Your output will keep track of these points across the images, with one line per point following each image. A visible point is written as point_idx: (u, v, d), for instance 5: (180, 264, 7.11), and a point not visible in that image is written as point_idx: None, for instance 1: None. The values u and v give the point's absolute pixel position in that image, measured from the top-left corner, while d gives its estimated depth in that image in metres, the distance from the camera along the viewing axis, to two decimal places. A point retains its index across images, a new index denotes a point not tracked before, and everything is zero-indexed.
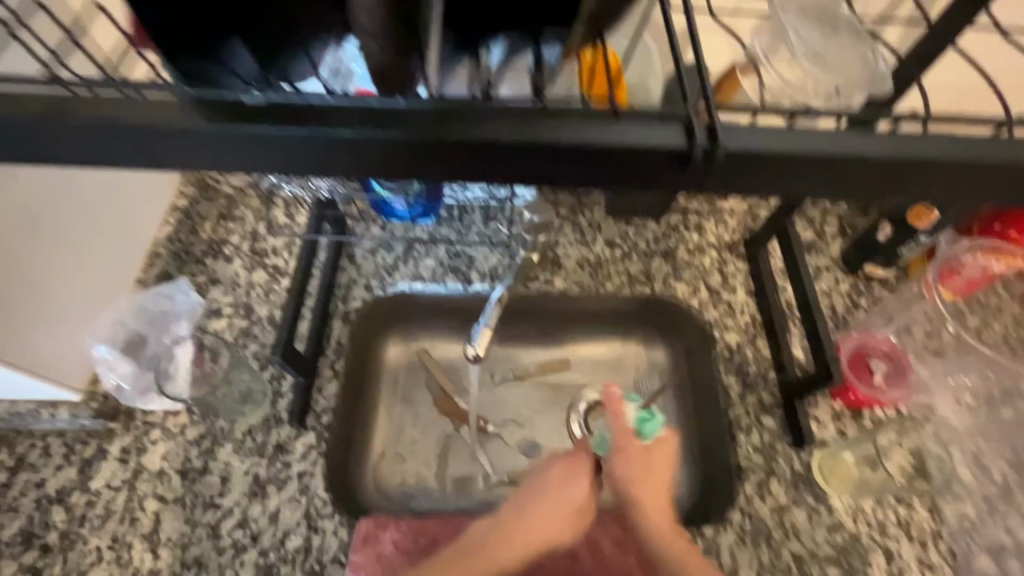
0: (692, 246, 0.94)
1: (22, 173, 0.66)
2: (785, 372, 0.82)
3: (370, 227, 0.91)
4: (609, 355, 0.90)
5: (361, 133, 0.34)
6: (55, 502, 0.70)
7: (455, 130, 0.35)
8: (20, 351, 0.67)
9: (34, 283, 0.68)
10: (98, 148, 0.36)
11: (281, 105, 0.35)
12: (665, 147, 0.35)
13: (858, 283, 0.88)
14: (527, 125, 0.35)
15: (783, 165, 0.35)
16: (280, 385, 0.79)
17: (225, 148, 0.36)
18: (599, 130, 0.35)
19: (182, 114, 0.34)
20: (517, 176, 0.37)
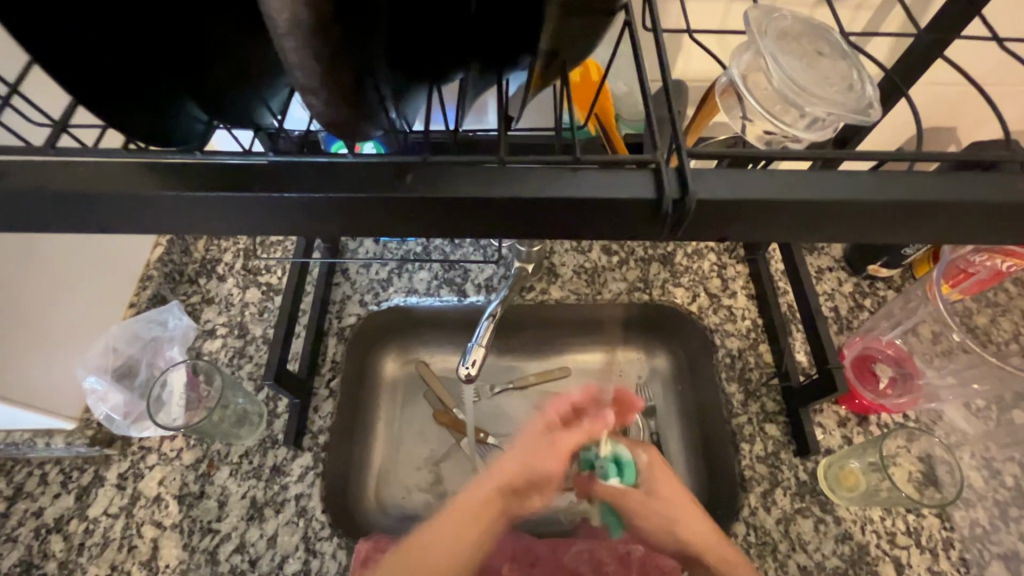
0: (690, 251, 0.92)
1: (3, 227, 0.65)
2: (789, 378, 0.80)
3: (363, 242, 0.91)
4: (610, 362, 0.90)
5: (321, 194, 0.34)
6: (53, 531, 0.70)
7: (410, 186, 0.34)
8: (19, 388, 0.67)
9: (26, 317, 0.68)
10: (50, 212, 0.34)
11: (240, 169, 0.35)
12: (639, 199, 0.34)
13: (861, 284, 0.87)
14: (486, 179, 0.34)
15: (759, 212, 0.34)
16: (276, 406, 0.78)
17: (181, 212, 0.35)
18: (565, 181, 0.34)
19: (137, 179, 0.34)
20: (490, 229, 0.36)
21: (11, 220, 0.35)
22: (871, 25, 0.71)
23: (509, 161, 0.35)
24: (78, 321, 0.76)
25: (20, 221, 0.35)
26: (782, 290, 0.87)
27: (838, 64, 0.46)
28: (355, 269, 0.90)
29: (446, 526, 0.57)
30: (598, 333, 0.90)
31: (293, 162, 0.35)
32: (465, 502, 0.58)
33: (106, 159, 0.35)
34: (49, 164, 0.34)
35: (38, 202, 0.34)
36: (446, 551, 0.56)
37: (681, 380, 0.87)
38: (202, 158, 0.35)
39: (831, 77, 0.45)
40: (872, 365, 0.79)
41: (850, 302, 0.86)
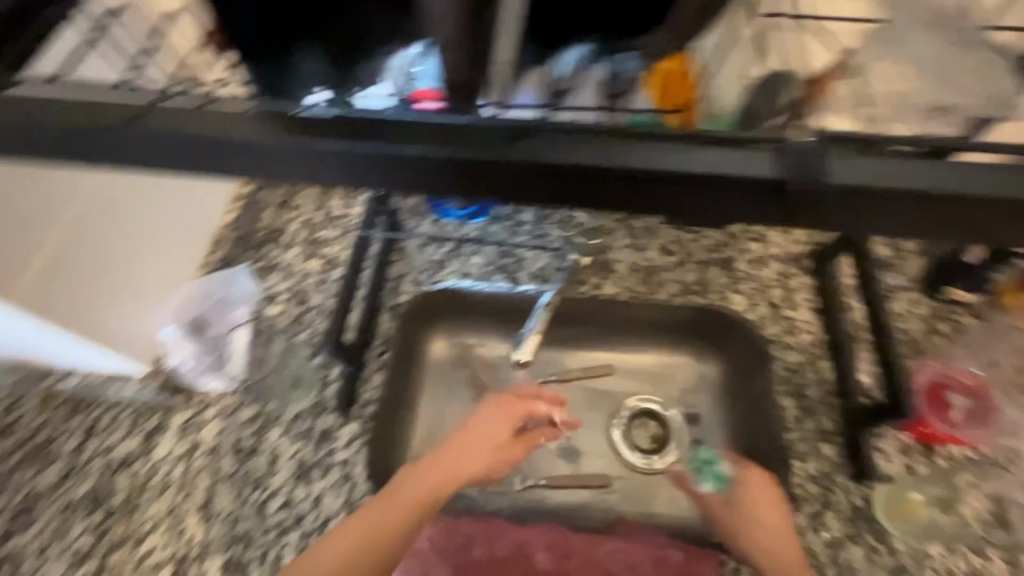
0: (754, 257, 0.89)
1: (87, 189, 0.69)
2: (849, 398, 0.75)
3: (421, 222, 0.91)
4: (656, 365, 0.87)
5: (430, 152, 0.35)
6: (120, 468, 0.75)
7: (521, 149, 0.35)
8: (120, 338, 0.75)
9: (108, 263, 0.73)
10: (168, 156, 0.36)
11: (357, 121, 0.36)
12: (752, 176, 0.34)
13: (940, 307, 0.82)
14: (598, 148, 0.35)
15: (865, 200, 0.34)
16: (328, 373, 0.81)
17: (294, 160, 0.36)
18: (678, 155, 0.34)
19: (256, 127, 0.35)
20: (591, 199, 0.36)
21: (124, 163, 0.37)
22: None
23: (622, 131, 0.35)
24: (156, 273, 0.80)
25: (135, 163, 0.37)
26: (849, 307, 0.84)
27: (963, 59, 0.43)
28: (413, 248, 0.91)
29: (408, 485, 0.63)
30: (647, 334, 0.88)
31: (405, 120, 0.36)
32: (427, 470, 0.64)
33: (224, 106, 0.36)
34: (170, 111, 0.36)
35: (161, 146, 0.36)
36: (411, 508, 0.62)
37: (729, 393, 0.84)
38: (318, 111, 0.36)
39: (952, 76, 0.43)
40: (946, 394, 0.74)
41: (924, 326, 0.81)
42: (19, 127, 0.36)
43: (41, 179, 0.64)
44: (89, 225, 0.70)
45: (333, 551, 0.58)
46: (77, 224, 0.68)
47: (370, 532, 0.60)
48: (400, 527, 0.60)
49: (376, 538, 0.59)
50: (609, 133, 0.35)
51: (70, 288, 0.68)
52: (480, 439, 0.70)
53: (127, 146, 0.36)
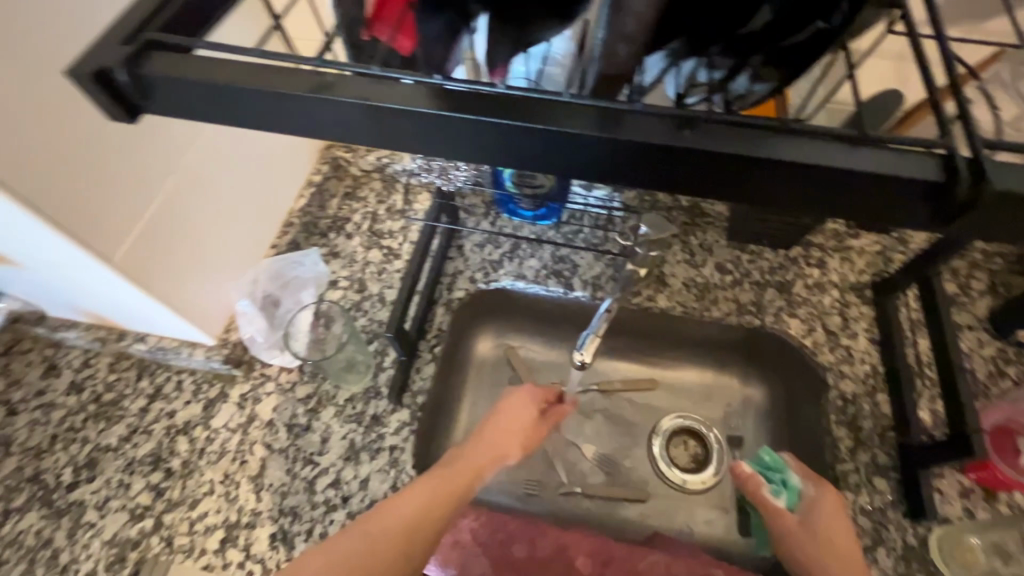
0: (812, 282, 0.88)
1: (195, 146, 0.70)
2: (907, 434, 0.74)
3: (480, 220, 0.93)
4: (702, 385, 0.88)
5: (595, 133, 0.35)
6: (181, 432, 0.79)
7: (687, 140, 0.34)
8: (193, 302, 0.77)
9: (198, 224, 0.74)
10: (322, 124, 0.37)
11: (514, 99, 0.36)
12: (915, 177, 0.34)
13: (1006, 349, 0.80)
14: (753, 140, 0.35)
15: (1014, 211, 0.33)
16: (383, 359, 0.83)
17: (449, 135, 0.37)
18: (841, 153, 0.34)
19: (417, 100, 0.36)
20: (739, 190, 0.37)
21: (267, 126, 0.38)
22: None
23: (791, 126, 0.35)
24: (232, 240, 0.82)
25: (279, 129, 0.38)
26: (910, 341, 0.82)
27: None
28: (470, 246, 0.93)
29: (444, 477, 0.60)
30: (697, 351, 0.88)
31: (571, 102, 0.36)
32: (457, 462, 0.62)
33: (380, 79, 0.37)
34: (326, 80, 0.36)
35: (316, 114, 0.37)
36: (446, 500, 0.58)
37: (778, 415, 0.84)
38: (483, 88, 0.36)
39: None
40: (1013, 438, 0.71)
41: (990, 367, 0.79)
42: (172, 84, 0.36)
43: (149, 136, 0.64)
44: (188, 181, 0.71)
45: (366, 537, 0.53)
46: (182, 181, 0.70)
47: (410, 518, 0.55)
48: (440, 515, 0.57)
49: (416, 525, 0.55)
50: (778, 126, 0.35)
51: (159, 249, 0.69)
52: (510, 424, 0.70)
53: (278, 110, 0.37)
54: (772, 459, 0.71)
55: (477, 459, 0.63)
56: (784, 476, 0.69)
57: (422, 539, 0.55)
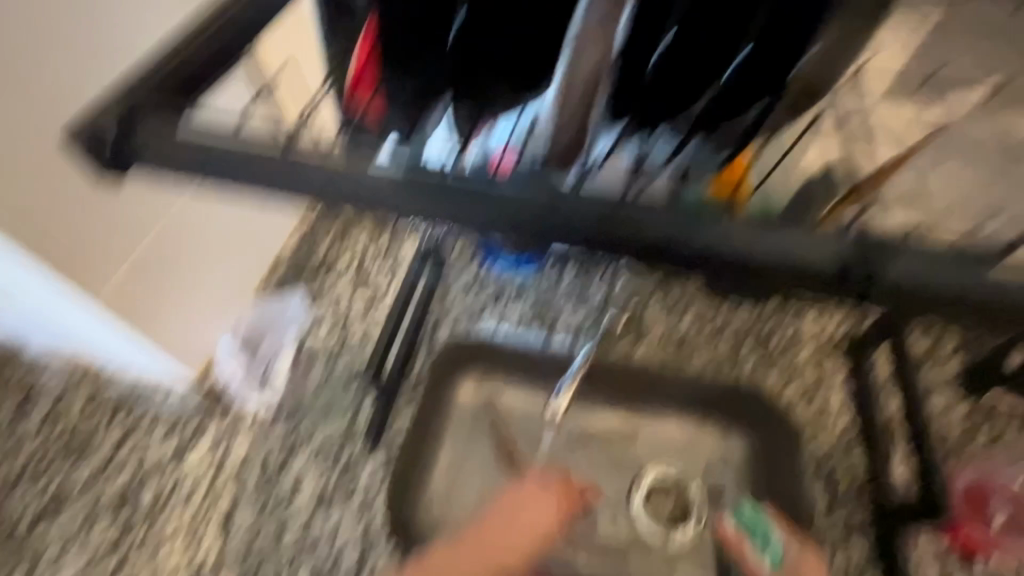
0: (790, 336, 0.89)
1: (175, 204, 0.72)
2: (880, 492, 0.75)
3: (465, 266, 0.95)
4: (683, 436, 0.84)
5: (563, 206, 0.33)
6: (153, 470, 0.78)
7: (633, 218, 0.33)
8: (184, 343, 0.80)
9: (183, 276, 0.76)
10: (260, 177, 0.35)
11: (453, 171, 0.34)
12: (870, 263, 0.32)
13: (979, 410, 0.80)
14: (702, 219, 0.33)
15: (1011, 309, 0.32)
16: (362, 402, 0.83)
17: (391, 203, 0.35)
18: (791, 238, 0.33)
19: (357, 167, 0.34)
20: (694, 267, 0.34)
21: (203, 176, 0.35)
22: None
23: (738, 209, 0.34)
24: (221, 285, 0.83)
25: (214, 181, 0.35)
26: (884, 400, 0.83)
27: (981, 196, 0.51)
28: (455, 290, 0.94)
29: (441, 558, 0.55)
30: (679, 401, 0.86)
31: (541, 176, 0.34)
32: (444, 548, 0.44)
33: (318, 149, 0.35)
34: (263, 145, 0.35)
35: (256, 173, 0.35)
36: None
37: (765, 472, 0.79)
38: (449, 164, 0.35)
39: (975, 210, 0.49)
40: (986, 501, 0.71)
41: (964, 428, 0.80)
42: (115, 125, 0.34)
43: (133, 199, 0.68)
44: (167, 238, 0.73)
45: None
46: (165, 236, 0.72)
47: None
48: None
49: None
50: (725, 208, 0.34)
51: (149, 287, 0.72)
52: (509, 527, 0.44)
53: (225, 168, 0.35)
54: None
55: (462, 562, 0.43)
56: None
57: None
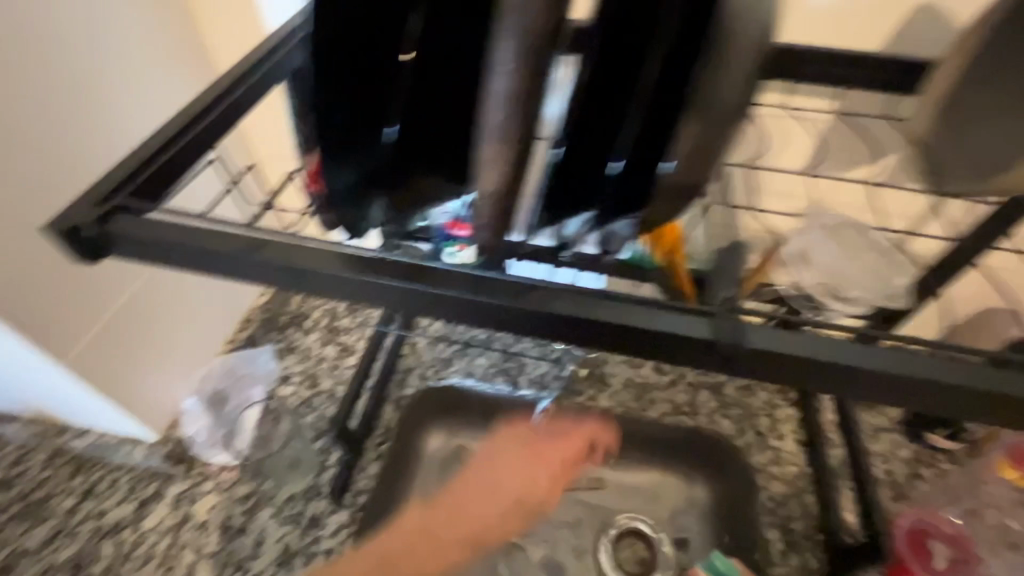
0: (742, 384, 0.94)
1: (147, 271, 0.76)
2: (833, 535, 0.77)
3: (434, 321, 0.98)
4: (649, 485, 0.88)
5: (459, 295, 0.35)
6: (108, 534, 0.76)
7: (560, 307, 0.34)
8: (150, 406, 0.81)
9: (149, 340, 0.79)
10: (201, 262, 0.36)
11: (390, 260, 0.36)
12: (781, 349, 0.34)
13: (921, 452, 0.85)
14: (623, 310, 0.35)
15: (857, 378, 0.34)
16: (327, 458, 0.83)
17: (328, 286, 0.35)
18: (711, 325, 0.34)
19: (296, 253, 0.35)
20: (622, 350, 0.36)
21: (147, 259, 0.36)
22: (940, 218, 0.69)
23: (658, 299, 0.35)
24: (190, 346, 0.86)
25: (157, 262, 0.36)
26: (832, 444, 0.87)
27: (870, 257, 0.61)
28: (423, 344, 0.97)
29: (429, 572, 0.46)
30: (644, 451, 0.90)
31: (453, 264, 0.36)
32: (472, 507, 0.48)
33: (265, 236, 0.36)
34: (200, 228, 0.36)
35: (195, 257, 0.36)
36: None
37: (721, 516, 0.84)
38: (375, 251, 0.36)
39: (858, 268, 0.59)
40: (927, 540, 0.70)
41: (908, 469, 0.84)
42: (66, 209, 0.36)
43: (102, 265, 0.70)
44: (139, 305, 0.76)
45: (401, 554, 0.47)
46: (132, 303, 0.75)
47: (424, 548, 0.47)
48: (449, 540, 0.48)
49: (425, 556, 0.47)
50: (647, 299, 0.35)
51: (114, 354, 0.74)
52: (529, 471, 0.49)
53: (166, 253, 0.36)
54: (723, 563, 0.73)
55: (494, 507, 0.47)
56: None
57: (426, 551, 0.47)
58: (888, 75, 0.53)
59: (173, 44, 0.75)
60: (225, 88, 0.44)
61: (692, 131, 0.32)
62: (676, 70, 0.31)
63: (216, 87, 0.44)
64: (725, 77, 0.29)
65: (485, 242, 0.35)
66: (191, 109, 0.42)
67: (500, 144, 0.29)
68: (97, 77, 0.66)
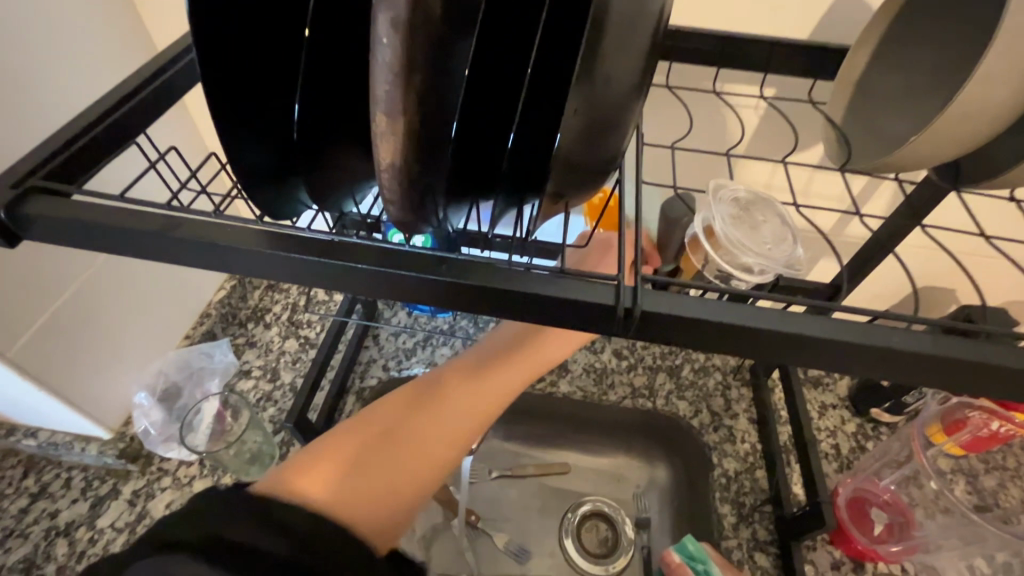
0: (698, 366, 0.97)
1: (98, 263, 0.76)
2: (782, 507, 0.80)
3: (396, 313, 0.98)
4: (610, 466, 0.90)
5: (371, 267, 0.36)
6: (61, 534, 0.75)
7: (475, 280, 0.36)
8: (103, 401, 0.80)
9: (103, 333, 0.79)
10: (123, 242, 0.36)
11: (315, 241, 0.37)
12: (689, 314, 0.36)
13: (865, 425, 0.89)
14: (535, 279, 0.36)
15: (751, 338, 0.37)
16: (288, 451, 0.83)
17: (253, 265, 0.36)
18: (619, 291, 0.36)
19: (219, 231, 0.36)
20: (538, 320, 0.37)
21: (72, 242, 0.36)
22: (872, 200, 0.73)
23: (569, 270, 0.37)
24: (145, 340, 0.87)
25: (82, 245, 0.37)
26: (781, 421, 0.91)
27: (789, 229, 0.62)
28: (385, 335, 0.97)
29: (451, 419, 0.53)
30: (600, 433, 0.92)
31: (374, 241, 0.37)
32: (447, 414, 0.53)
33: (194, 217, 0.37)
34: (123, 211, 0.36)
35: (112, 236, 0.36)
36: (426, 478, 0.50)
37: (678, 494, 0.86)
38: (289, 230, 0.37)
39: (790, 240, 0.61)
40: (865, 508, 0.79)
41: (853, 442, 0.88)
42: None
43: (47, 258, 0.70)
44: (90, 298, 0.76)
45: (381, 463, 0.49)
46: (84, 296, 0.75)
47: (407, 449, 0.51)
48: (426, 450, 0.51)
49: (395, 464, 0.50)
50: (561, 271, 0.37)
51: (65, 349, 0.73)
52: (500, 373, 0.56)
53: (92, 236, 0.36)
54: (696, 548, 0.75)
55: (460, 415, 0.54)
56: (707, 567, 0.73)
57: (406, 456, 0.50)
58: (811, 66, 0.56)
59: (108, 33, 0.74)
60: (154, 78, 0.44)
61: (576, 105, 0.33)
62: (557, 49, 0.33)
63: (142, 74, 0.44)
64: (606, 44, 0.32)
65: (395, 218, 0.36)
66: (116, 95, 0.43)
67: (388, 116, 0.30)
68: (31, 71, 0.65)
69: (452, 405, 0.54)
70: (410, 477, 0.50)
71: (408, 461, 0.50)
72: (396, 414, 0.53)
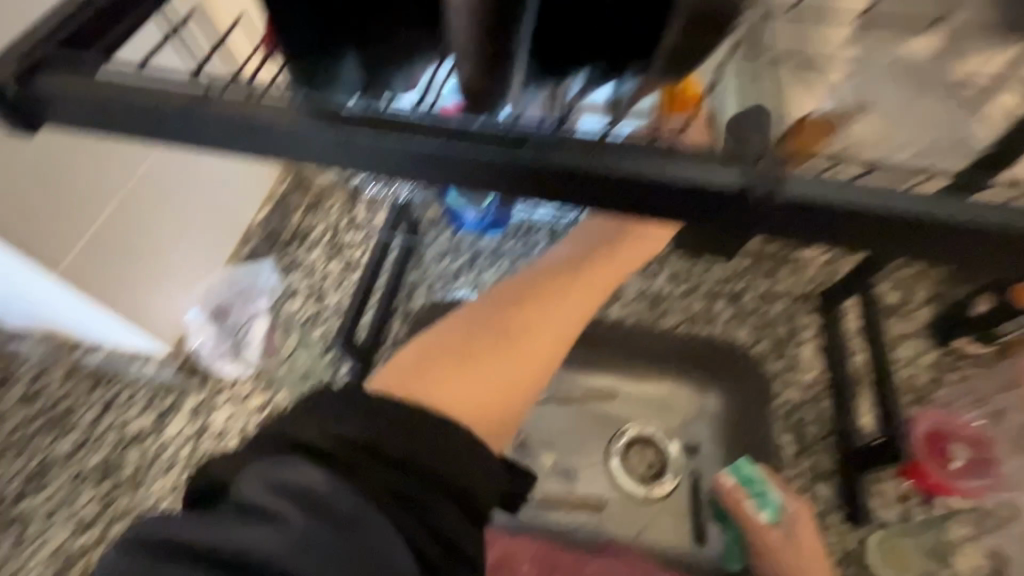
0: (763, 293, 0.88)
1: (135, 174, 0.74)
2: (849, 439, 0.77)
3: (439, 235, 0.91)
4: (659, 393, 0.86)
5: (441, 142, 0.30)
6: (134, 440, 0.79)
7: (563, 157, 0.30)
8: (156, 315, 0.81)
9: (149, 248, 0.78)
10: (152, 122, 0.32)
11: (377, 119, 0.31)
12: (824, 199, 0.30)
13: (945, 356, 0.81)
14: (636, 154, 0.30)
15: (891, 230, 0.31)
16: (337, 368, 0.82)
17: (301, 145, 0.32)
18: (734, 171, 0.31)
19: (257, 110, 0.31)
20: (633, 206, 0.32)
21: (99, 126, 0.33)
22: None
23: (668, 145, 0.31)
24: (193, 257, 0.85)
25: (110, 127, 0.33)
26: (853, 350, 0.83)
27: None
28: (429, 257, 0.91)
29: (559, 319, 0.47)
30: (651, 359, 0.87)
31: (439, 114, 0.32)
32: (552, 314, 0.47)
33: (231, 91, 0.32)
34: (150, 87, 0.32)
35: (141, 118, 0.32)
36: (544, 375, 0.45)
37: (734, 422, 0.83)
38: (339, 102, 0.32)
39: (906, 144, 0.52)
40: (942, 441, 0.72)
41: (932, 372, 0.80)
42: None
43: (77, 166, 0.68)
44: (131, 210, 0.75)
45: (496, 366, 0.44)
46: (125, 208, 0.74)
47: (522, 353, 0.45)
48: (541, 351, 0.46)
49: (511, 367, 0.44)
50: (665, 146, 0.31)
51: (106, 260, 0.73)
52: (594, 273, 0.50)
53: (121, 116, 0.32)
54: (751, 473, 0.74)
55: (567, 315, 0.48)
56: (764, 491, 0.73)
57: (521, 360, 0.45)
58: None
59: None
60: None
61: None
62: None
63: None
64: None
65: (471, 91, 0.32)
66: None
67: None
68: None
69: (557, 304, 0.48)
70: (527, 381, 0.44)
71: (525, 365, 0.45)
72: (498, 314, 0.47)
